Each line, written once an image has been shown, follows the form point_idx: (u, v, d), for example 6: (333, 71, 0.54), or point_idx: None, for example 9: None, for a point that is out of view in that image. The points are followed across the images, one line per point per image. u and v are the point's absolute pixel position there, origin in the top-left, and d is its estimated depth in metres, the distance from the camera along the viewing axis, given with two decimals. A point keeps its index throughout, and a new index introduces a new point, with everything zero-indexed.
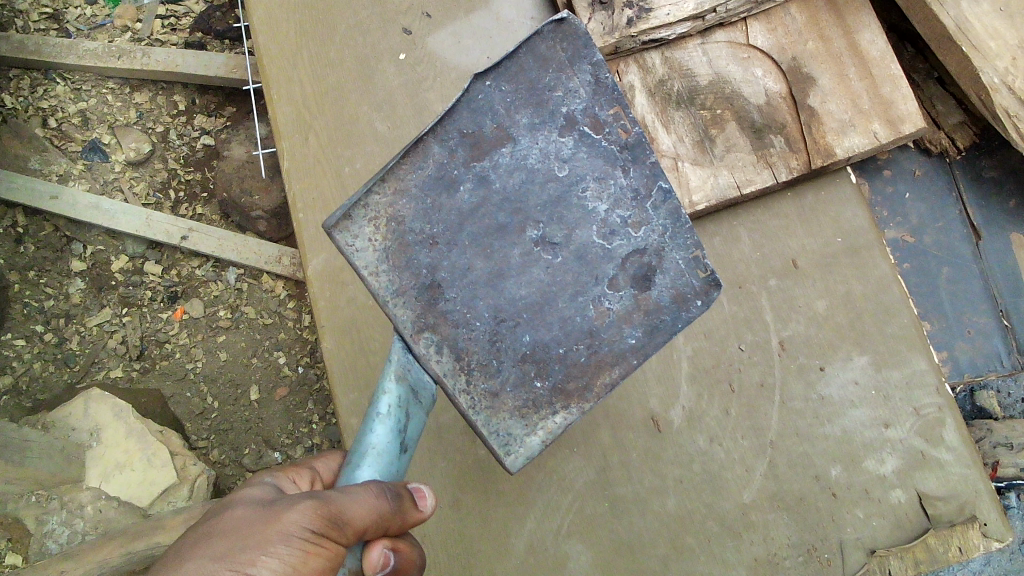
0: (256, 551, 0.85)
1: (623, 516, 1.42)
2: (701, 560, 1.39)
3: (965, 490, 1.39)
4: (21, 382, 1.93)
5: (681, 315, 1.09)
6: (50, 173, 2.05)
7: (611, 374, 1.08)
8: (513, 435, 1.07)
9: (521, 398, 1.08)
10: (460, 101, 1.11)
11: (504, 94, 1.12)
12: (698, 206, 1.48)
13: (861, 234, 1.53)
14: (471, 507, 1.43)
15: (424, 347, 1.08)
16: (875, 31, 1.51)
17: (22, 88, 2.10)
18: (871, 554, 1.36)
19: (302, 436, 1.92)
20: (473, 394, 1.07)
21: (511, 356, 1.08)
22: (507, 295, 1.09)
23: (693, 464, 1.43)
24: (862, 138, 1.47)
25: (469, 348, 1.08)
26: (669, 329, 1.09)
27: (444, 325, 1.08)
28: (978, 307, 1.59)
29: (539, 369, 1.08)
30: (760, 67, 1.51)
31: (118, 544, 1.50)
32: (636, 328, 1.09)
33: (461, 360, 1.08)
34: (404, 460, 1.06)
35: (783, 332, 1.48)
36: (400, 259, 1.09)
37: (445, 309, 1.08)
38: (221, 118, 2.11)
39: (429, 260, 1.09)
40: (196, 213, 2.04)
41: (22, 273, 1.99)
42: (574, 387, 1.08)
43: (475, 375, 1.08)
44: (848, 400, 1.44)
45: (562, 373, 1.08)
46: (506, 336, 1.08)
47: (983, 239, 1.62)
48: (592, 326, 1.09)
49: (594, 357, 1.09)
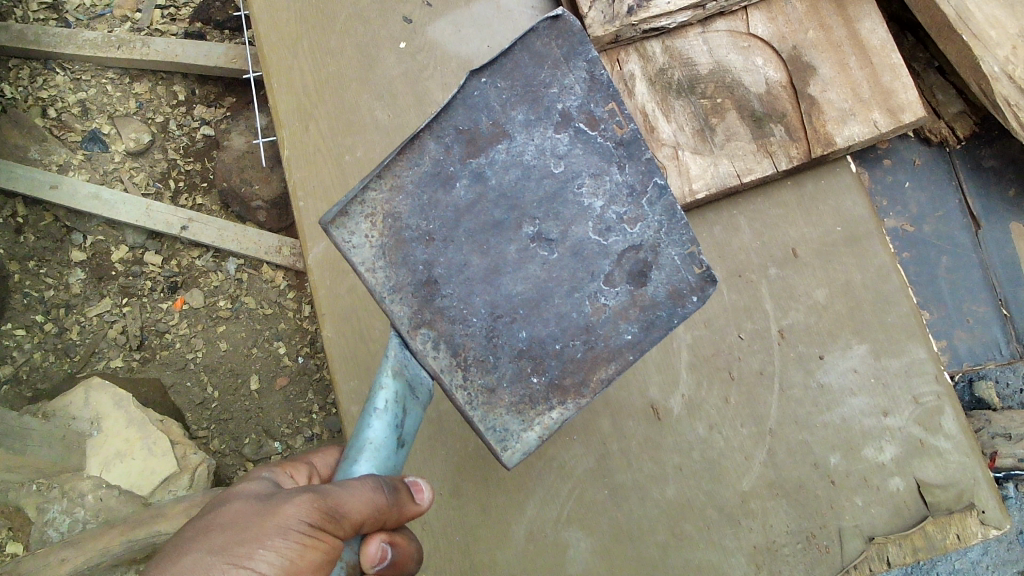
0: (253, 544, 0.86)
1: (623, 503, 1.42)
2: (701, 548, 1.39)
3: (964, 478, 1.40)
4: (21, 372, 1.93)
5: (677, 311, 1.09)
6: (50, 163, 2.05)
7: (607, 369, 1.08)
8: (510, 431, 1.07)
9: (517, 394, 1.08)
10: (456, 98, 1.11)
11: (499, 91, 1.12)
12: (698, 194, 1.49)
13: (861, 223, 1.53)
14: (471, 495, 1.43)
15: (420, 343, 1.07)
16: (876, 20, 1.51)
17: (22, 78, 2.09)
18: (870, 541, 1.37)
19: (302, 427, 1.93)
20: (470, 389, 1.07)
21: (508, 352, 1.08)
22: (503, 291, 1.09)
23: (692, 452, 1.44)
24: (862, 127, 1.48)
25: (466, 344, 1.08)
26: (664, 325, 1.09)
27: (441, 321, 1.08)
28: (978, 297, 1.60)
29: (536, 365, 1.08)
30: (761, 56, 1.51)
31: (119, 532, 1.51)
32: (632, 324, 1.09)
33: (458, 356, 1.08)
34: (401, 455, 1.06)
35: (783, 321, 1.48)
36: (397, 255, 1.09)
37: (441, 305, 1.08)
38: (221, 109, 2.11)
39: (425, 256, 1.09)
40: (196, 203, 2.04)
41: (22, 263, 1.99)
42: (571, 382, 1.08)
43: (472, 371, 1.08)
44: (847, 388, 1.44)
45: (557, 369, 1.08)
46: (502, 332, 1.09)
47: (982, 229, 1.62)
48: (589, 321, 1.09)
49: (591, 352, 1.09)
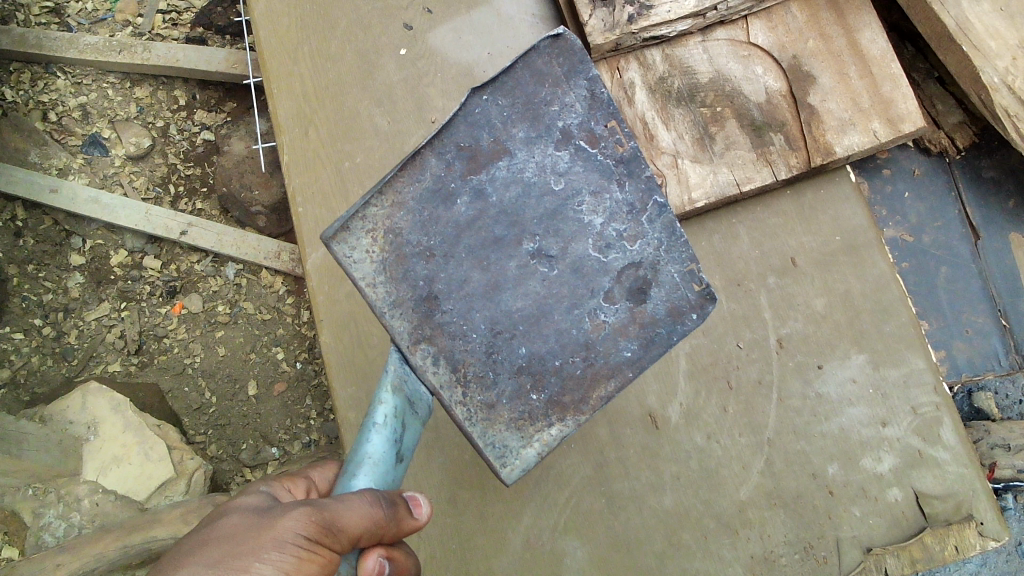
0: (249, 557, 0.85)
1: (620, 511, 1.42)
2: (698, 557, 1.39)
3: (962, 490, 1.40)
4: (19, 375, 1.92)
5: (676, 328, 1.09)
6: (49, 167, 2.05)
7: (607, 386, 1.08)
8: (509, 448, 1.06)
9: (517, 410, 1.07)
10: (457, 115, 1.12)
11: (499, 108, 1.12)
12: (697, 203, 1.48)
13: (860, 233, 1.53)
14: (468, 503, 1.43)
15: (420, 358, 1.07)
16: (876, 30, 1.52)
17: (23, 82, 2.09)
18: (868, 552, 1.37)
19: (300, 433, 1.93)
20: (469, 405, 1.07)
21: (508, 368, 1.08)
22: (503, 307, 1.09)
23: (690, 460, 1.43)
24: (862, 136, 1.48)
25: (465, 359, 1.08)
26: (664, 342, 1.08)
27: (441, 336, 1.08)
28: (976, 307, 1.60)
29: (535, 382, 1.08)
30: (761, 65, 1.51)
31: (115, 538, 1.50)
32: (632, 341, 1.08)
33: (457, 372, 1.07)
34: (399, 470, 1.06)
35: (782, 330, 1.48)
36: (398, 271, 1.09)
37: (441, 320, 1.08)
38: (222, 114, 2.11)
39: (426, 272, 1.09)
40: (195, 208, 2.05)
41: (22, 266, 1.99)
42: (570, 400, 1.08)
43: (472, 387, 1.07)
44: (846, 398, 1.44)
45: (557, 387, 1.08)
46: (502, 348, 1.08)
47: (981, 239, 1.62)
48: (588, 338, 1.09)
49: (590, 369, 1.08)
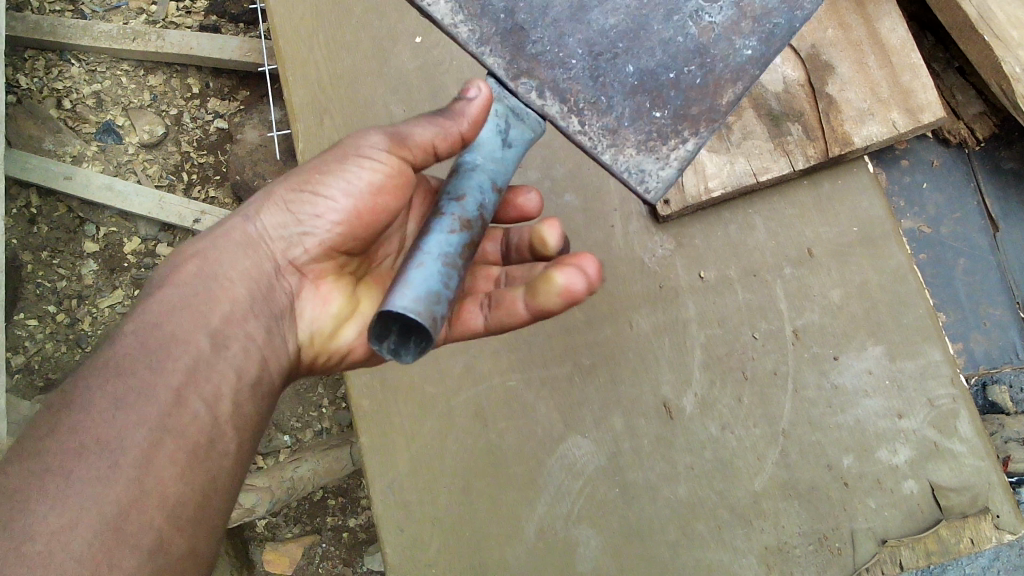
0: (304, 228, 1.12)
1: (633, 501, 1.42)
2: (711, 547, 1.39)
3: (978, 482, 1.39)
4: (33, 362, 1.94)
5: (795, 14, 1.15)
6: (63, 154, 2.05)
7: (735, 88, 1.14)
8: (646, 170, 1.14)
9: (643, 132, 1.14)
10: None
11: None
12: (713, 191, 1.47)
13: (878, 224, 1.52)
14: (482, 490, 1.43)
15: (523, 90, 1.12)
16: (895, 19, 1.51)
17: (37, 69, 2.09)
18: (882, 544, 1.36)
19: (312, 421, 1.94)
20: (592, 132, 1.13)
21: (619, 89, 1.13)
22: (597, 27, 1.14)
23: (705, 450, 1.43)
24: (882, 126, 1.46)
25: (573, 88, 1.12)
26: (785, 32, 1.14)
27: (539, 68, 1.13)
28: (995, 298, 1.59)
29: (654, 99, 1.14)
30: (778, 54, 1.51)
31: None
32: (750, 37, 1.14)
33: (568, 102, 1.12)
34: (512, 156, 1.08)
35: (798, 321, 1.47)
36: (476, 9, 1.14)
37: (534, 53, 1.13)
38: (235, 101, 2.11)
39: (505, 4, 1.14)
40: (208, 196, 2.05)
41: (35, 253, 1.99)
42: (699, 113, 1.14)
43: (587, 115, 1.13)
44: (861, 389, 1.44)
45: (630, 109, 1.13)
46: (608, 69, 1.13)
47: (1000, 231, 1.61)
48: (699, 44, 1.14)
49: (710, 76, 1.14)
